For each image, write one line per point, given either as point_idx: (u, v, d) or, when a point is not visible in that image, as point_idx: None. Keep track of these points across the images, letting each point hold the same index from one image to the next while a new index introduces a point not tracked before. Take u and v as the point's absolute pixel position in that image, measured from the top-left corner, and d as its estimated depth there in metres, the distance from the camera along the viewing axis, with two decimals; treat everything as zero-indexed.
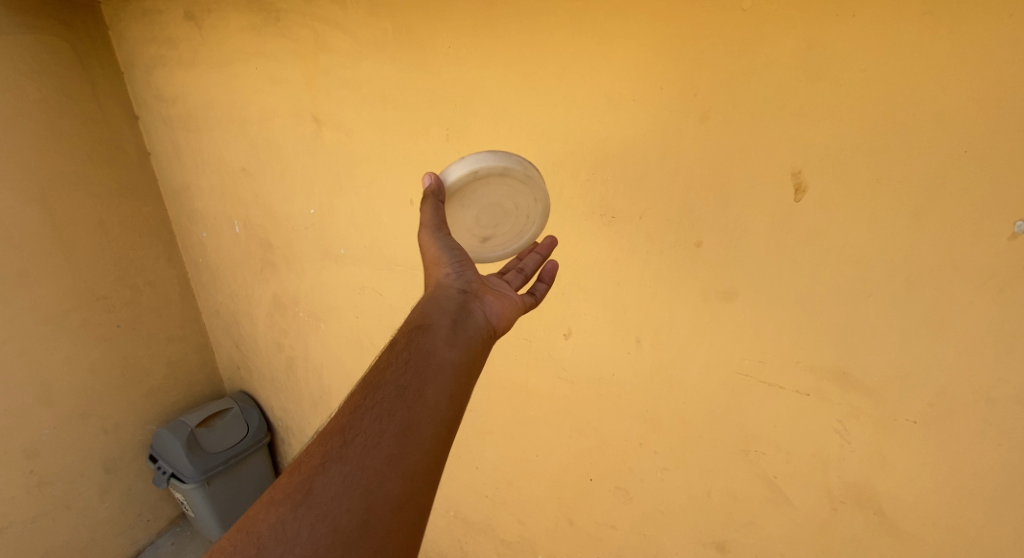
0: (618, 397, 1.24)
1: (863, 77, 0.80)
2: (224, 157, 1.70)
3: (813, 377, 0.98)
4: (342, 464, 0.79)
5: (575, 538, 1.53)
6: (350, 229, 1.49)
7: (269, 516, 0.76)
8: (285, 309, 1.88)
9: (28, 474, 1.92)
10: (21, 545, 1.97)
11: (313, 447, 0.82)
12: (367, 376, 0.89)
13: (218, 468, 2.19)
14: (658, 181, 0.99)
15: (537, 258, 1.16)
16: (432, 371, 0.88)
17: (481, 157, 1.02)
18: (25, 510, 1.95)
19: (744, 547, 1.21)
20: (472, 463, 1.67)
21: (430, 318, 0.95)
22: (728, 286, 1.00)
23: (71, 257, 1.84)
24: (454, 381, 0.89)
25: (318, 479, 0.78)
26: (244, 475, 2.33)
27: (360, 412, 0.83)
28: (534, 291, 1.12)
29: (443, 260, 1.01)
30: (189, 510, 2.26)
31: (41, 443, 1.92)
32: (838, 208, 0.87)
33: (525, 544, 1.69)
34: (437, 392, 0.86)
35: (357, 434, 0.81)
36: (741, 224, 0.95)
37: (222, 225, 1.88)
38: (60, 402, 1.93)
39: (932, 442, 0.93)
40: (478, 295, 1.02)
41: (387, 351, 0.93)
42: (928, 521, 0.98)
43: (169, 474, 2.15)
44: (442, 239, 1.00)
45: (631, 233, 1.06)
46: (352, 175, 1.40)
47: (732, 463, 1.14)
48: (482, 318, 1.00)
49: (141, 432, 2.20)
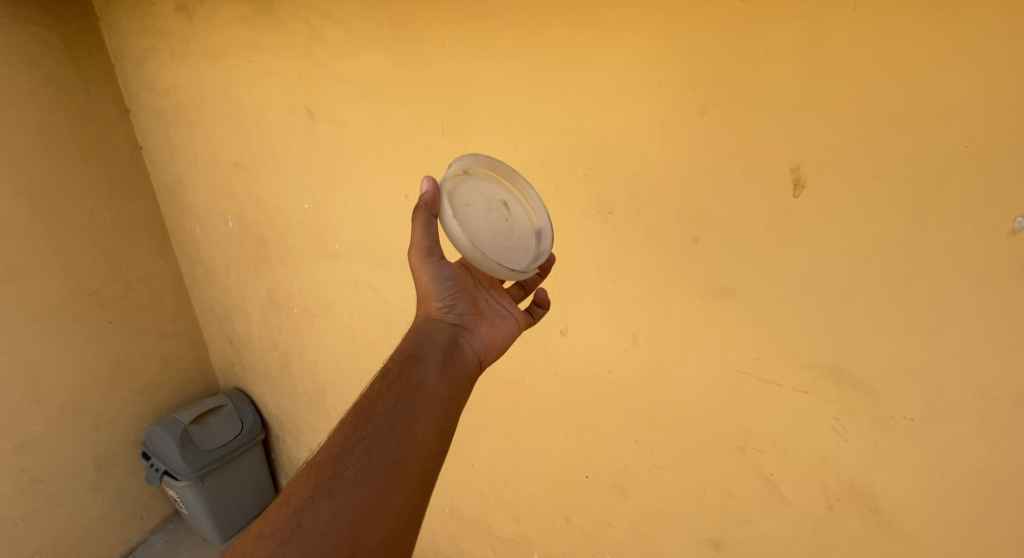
0: (615, 395, 1.23)
1: (863, 71, 0.79)
2: (217, 151, 1.68)
3: (810, 374, 0.98)
4: (332, 498, 0.78)
5: (570, 535, 1.53)
6: (344, 225, 1.48)
7: (257, 550, 0.74)
8: (279, 305, 1.86)
9: (19, 471, 1.90)
10: (12, 543, 1.95)
11: (302, 478, 0.82)
12: (358, 407, 0.89)
13: (212, 465, 2.18)
14: (655, 177, 0.99)
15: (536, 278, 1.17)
16: (422, 404, 0.89)
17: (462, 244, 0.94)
18: (16, 508, 1.93)
19: (739, 544, 1.21)
20: (468, 460, 1.67)
21: (421, 350, 0.97)
22: (726, 283, 0.99)
23: (61, 253, 1.82)
24: (443, 415, 0.90)
25: (308, 513, 0.77)
26: (238, 471, 2.32)
27: (349, 445, 0.84)
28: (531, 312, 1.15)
29: (435, 290, 1.04)
30: (182, 507, 2.26)
31: (32, 440, 1.91)
32: (836, 205, 0.87)
33: (520, 542, 1.69)
34: (427, 425, 0.87)
35: (346, 467, 0.81)
36: (740, 220, 0.94)
37: (216, 220, 1.86)
38: (51, 399, 1.91)
39: (929, 439, 0.93)
40: (468, 328, 1.05)
41: (377, 380, 0.93)
42: (923, 519, 0.98)
43: (162, 472, 2.14)
44: (437, 271, 1.03)
45: (629, 229, 1.05)
46: (346, 170, 1.38)
47: (728, 461, 1.14)
48: (470, 353, 1.02)
49: (134, 429, 2.18)
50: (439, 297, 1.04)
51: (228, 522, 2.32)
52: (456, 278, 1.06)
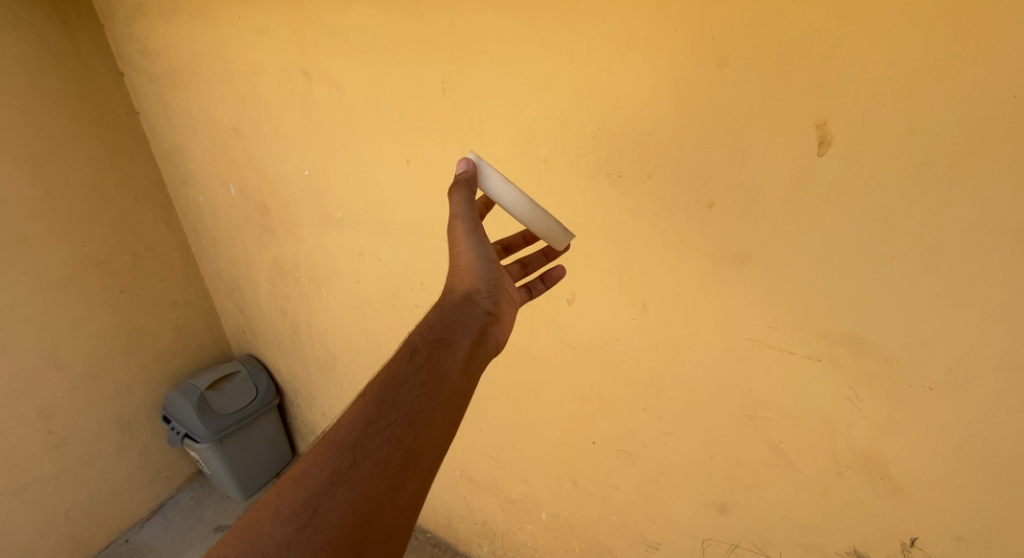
0: (623, 363, 1.22)
1: (902, 12, 0.75)
2: (214, 116, 1.64)
3: (826, 343, 0.95)
4: (349, 488, 0.84)
5: (577, 498, 1.54)
6: (346, 191, 1.45)
7: (275, 530, 0.81)
8: (285, 274, 1.85)
9: (47, 433, 1.94)
10: (44, 501, 2.01)
11: (323, 459, 0.86)
12: (381, 386, 0.93)
13: (230, 429, 2.22)
14: (668, 138, 0.94)
15: (541, 258, 1.18)
16: (441, 397, 0.93)
17: (520, 202, 1.00)
18: (46, 467, 1.98)
19: (745, 508, 1.21)
20: (476, 426, 1.68)
21: (450, 335, 1.00)
22: (741, 250, 0.96)
23: (67, 221, 1.82)
24: (457, 410, 0.94)
25: (326, 500, 0.83)
26: (255, 435, 2.36)
27: (372, 431, 0.88)
28: (530, 288, 1.16)
29: (477, 268, 1.04)
30: (205, 467, 2.31)
31: (55, 405, 1.94)
32: (864, 161, 0.82)
33: (528, 502, 1.71)
34: (444, 421, 0.92)
35: (367, 456, 0.86)
36: (758, 181, 0.90)
37: (217, 188, 1.84)
38: (70, 365, 1.94)
39: (949, 409, 0.90)
40: (497, 317, 1.07)
41: (404, 360, 0.96)
42: (935, 486, 0.97)
43: (183, 435, 2.18)
44: (480, 249, 1.02)
45: (639, 194, 1.01)
46: (346, 134, 1.35)
47: (736, 428, 1.13)
48: (494, 343, 1.06)
49: (153, 395, 2.22)
50: (478, 276, 1.04)
51: (247, 482, 2.38)
52: (496, 258, 1.06)
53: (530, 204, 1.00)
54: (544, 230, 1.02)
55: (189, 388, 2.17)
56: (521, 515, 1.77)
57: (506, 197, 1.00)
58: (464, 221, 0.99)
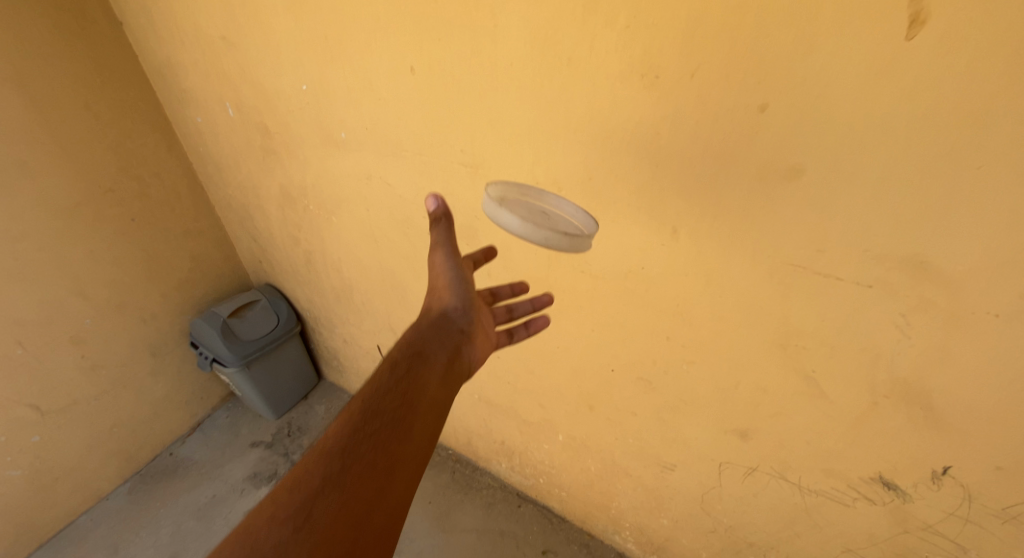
0: (647, 290, 1.16)
1: None
2: (202, 26, 1.52)
3: (882, 266, 0.88)
4: (339, 492, 0.90)
5: (594, 422, 1.53)
6: (349, 108, 1.35)
7: (270, 534, 0.86)
8: (294, 201, 1.79)
9: (82, 358, 1.98)
10: (89, 421, 2.08)
11: (313, 466, 0.92)
12: (366, 399, 1.00)
13: (256, 354, 2.25)
14: (722, 32, 0.84)
15: (528, 307, 1.32)
16: (424, 406, 1.02)
17: (515, 224, 1.03)
18: (88, 389, 2.04)
19: (767, 435, 1.18)
20: (493, 354, 1.65)
21: (429, 348, 1.09)
22: (793, 161, 0.87)
23: (66, 147, 1.74)
24: (438, 422, 1.03)
25: (317, 504, 0.89)
26: (280, 359, 2.40)
27: (359, 438, 0.95)
28: (512, 333, 1.29)
29: (451, 285, 1.16)
30: (235, 389, 2.40)
31: (85, 331, 1.96)
32: (963, 49, 0.74)
33: (545, 426, 1.72)
34: (424, 429, 1.00)
35: (354, 462, 0.93)
36: (825, 77, 0.81)
37: (215, 108, 1.74)
38: (94, 293, 1.94)
39: (1010, 336, 0.85)
40: (471, 336, 1.17)
41: (387, 370, 1.05)
42: (981, 419, 0.93)
43: (211, 359, 2.21)
44: (454, 267, 1.16)
45: (681, 99, 0.91)
46: (344, 42, 1.23)
47: (766, 359, 1.08)
48: (469, 361, 1.15)
49: (179, 322, 2.24)
50: (454, 293, 1.16)
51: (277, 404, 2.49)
52: (471, 279, 1.19)
53: (525, 223, 1.03)
54: (542, 239, 1.04)
55: (212, 316, 2.18)
56: (539, 438, 1.78)
57: (500, 220, 1.05)
58: (445, 255, 1.15)
